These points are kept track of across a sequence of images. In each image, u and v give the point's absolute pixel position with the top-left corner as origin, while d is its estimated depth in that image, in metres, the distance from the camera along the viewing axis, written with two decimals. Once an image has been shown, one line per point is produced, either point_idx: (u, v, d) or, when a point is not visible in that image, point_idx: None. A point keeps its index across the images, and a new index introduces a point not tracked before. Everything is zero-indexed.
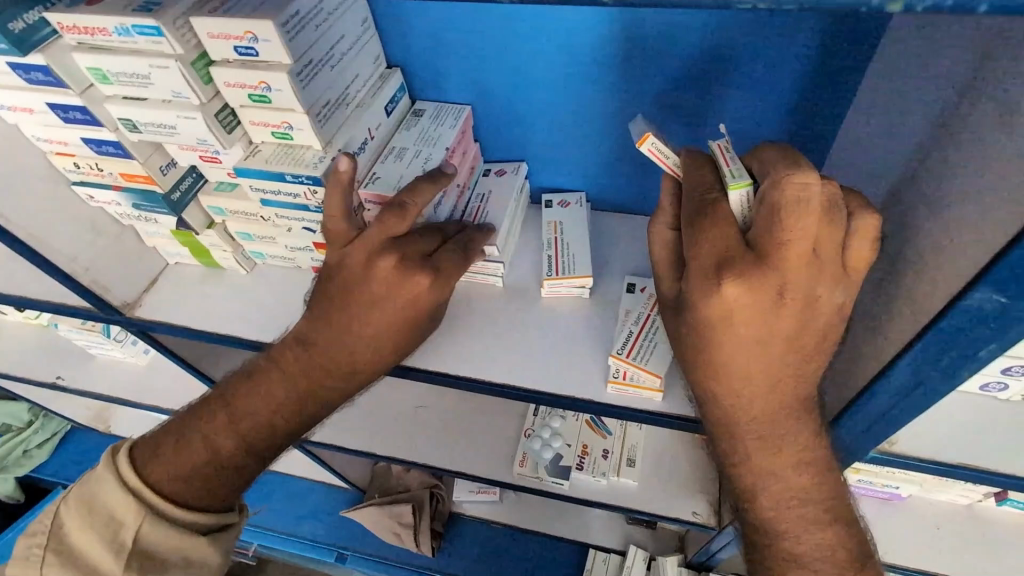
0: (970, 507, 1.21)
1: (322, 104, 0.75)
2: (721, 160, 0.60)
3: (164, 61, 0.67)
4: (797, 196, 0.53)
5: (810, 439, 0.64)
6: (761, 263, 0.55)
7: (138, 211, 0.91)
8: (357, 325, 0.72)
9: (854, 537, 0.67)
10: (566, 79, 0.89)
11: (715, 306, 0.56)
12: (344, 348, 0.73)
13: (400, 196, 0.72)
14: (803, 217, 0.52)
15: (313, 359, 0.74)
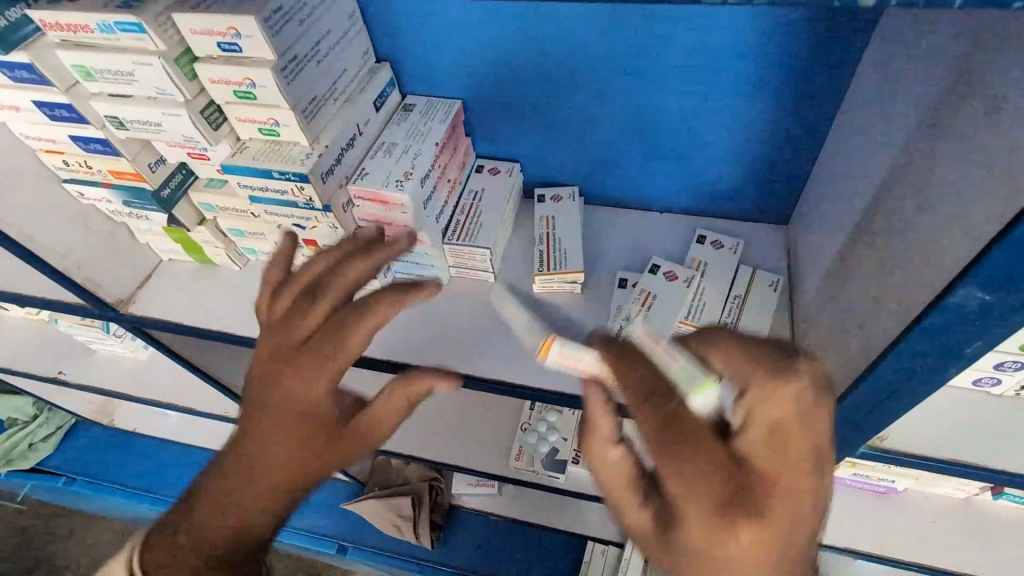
0: (968, 500, 1.21)
1: (309, 100, 0.75)
2: (663, 358, 0.54)
3: (146, 58, 0.66)
4: (772, 382, 0.43)
5: None
6: (760, 497, 0.41)
7: (129, 208, 0.91)
8: (295, 395, 0.54)
9: None
10: (557, 71, 0.88)
11: (724, 561, 0.41)
12: (294, 416, 0.54)
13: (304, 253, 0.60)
14: (790, 402, 0.42)
15: (256, 461, 0.54)
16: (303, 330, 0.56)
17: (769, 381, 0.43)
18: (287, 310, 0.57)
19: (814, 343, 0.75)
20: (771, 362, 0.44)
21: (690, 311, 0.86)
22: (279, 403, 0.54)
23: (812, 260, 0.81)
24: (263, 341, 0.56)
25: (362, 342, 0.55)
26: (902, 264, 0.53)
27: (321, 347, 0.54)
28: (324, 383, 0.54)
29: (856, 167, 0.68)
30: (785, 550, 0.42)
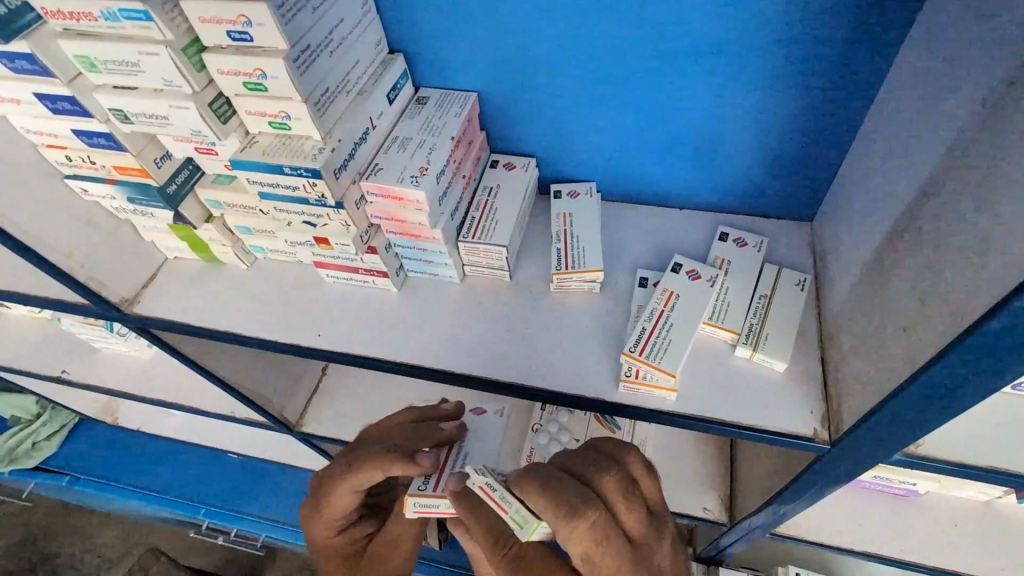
0: (990, 503, 1.18)
1: (322, 93, 0.72)
2: (497, 506, 0.70)
3: (153, 47, 0.64)
4: (583, 499, 0.62)
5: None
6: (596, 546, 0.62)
7: (133, 205, 0.88)
8: (335, 506, 0.81)
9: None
10: (576, 63, 0.85)
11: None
12: (337, 514, 0.82)
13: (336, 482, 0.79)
14: (597, 520, 0.62)
15: (324, 512, 0.82)
16: (326, 475, 0.82)
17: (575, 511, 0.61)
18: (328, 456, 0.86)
19: (846, 345, 0.72)
20: (576, 498, 0.62)
21: (714, 311, 0.84)
22: (323, 509, 0.82)
23: (841, 258, 0.79)
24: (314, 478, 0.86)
25: (345, 496, 0.79)
26: (955, 264, 0.51)
27: (338, 493, 0.79)
28: (337, 497, 0.79)
29: (894, 162, 0.65)
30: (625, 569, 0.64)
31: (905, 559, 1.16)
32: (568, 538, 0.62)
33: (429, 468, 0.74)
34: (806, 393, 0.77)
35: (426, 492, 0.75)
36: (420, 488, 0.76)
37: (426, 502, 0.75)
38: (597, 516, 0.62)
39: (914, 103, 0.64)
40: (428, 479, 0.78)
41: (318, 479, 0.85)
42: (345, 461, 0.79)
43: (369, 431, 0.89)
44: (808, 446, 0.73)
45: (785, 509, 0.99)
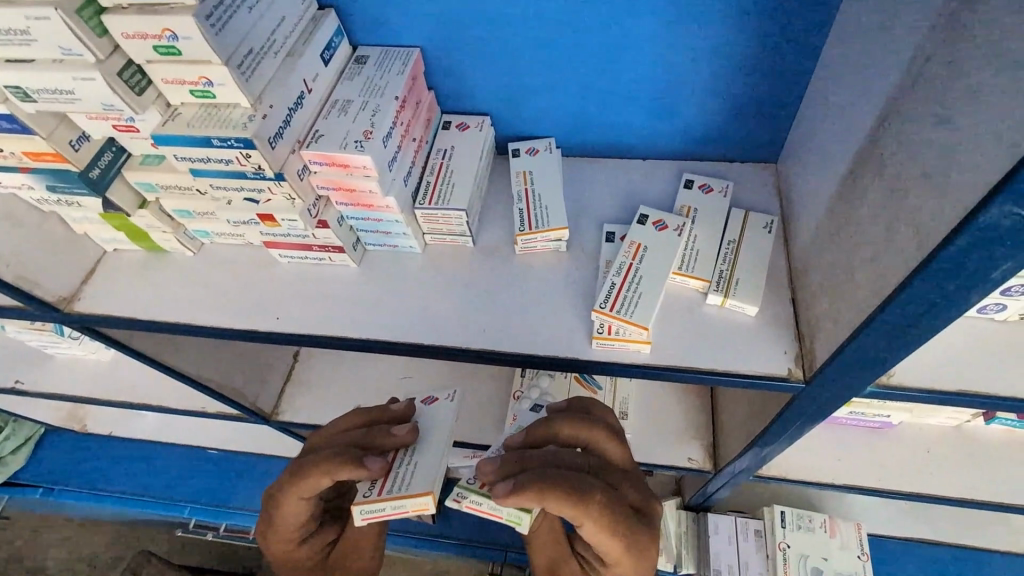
0: (959, 428, 1.22)
1: (244, 54, 0.65)
2: (491, 514, 0.72)
3: (41, 10, 0.56)
4: (584, 487, 0.65)
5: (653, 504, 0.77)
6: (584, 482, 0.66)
7: (55, 194, 0.81)
8: (287, 515, 0.78)
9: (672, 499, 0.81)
10: (521, 8, 0.80)
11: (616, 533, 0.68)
12: (291, 526, 0.79)
13: (287, 492, 0.75)
14: (601, 500, 0.65)
15: (278, 525, 0.79)
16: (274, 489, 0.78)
17: (586, 498, 0.64)
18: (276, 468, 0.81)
19: (815, 283, 0.71)
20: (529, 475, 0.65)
21: (684, 260, 0.81)
22: (279, 521, 0.79)
23: (806, 196, 0.77)
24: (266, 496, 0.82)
25: (301, 504, 0.76)
26: (918, 187, 0.48)
27: (292, 504, 0.76)
28: (289, 505, 0.76)
29: (852, 89, 0.63)
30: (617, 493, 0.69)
31: (882, 488, 1.20)
32: (584, 518, 0.65)
33: (379, 473, 0.71)
34: (779, 334, 0.76)
35: (370, 498, 0.69)
36: (363, 495, 0.70)
37: (374, 509, 0.69)
38: (601, 496, 0.66)
39: (867, 23, 0.61)
40: (373, 484, 0.72)
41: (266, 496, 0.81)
42: (291, 470, 0.75)
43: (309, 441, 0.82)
44: (784, 387, 0.73)
45: (766, 451, 1.00)
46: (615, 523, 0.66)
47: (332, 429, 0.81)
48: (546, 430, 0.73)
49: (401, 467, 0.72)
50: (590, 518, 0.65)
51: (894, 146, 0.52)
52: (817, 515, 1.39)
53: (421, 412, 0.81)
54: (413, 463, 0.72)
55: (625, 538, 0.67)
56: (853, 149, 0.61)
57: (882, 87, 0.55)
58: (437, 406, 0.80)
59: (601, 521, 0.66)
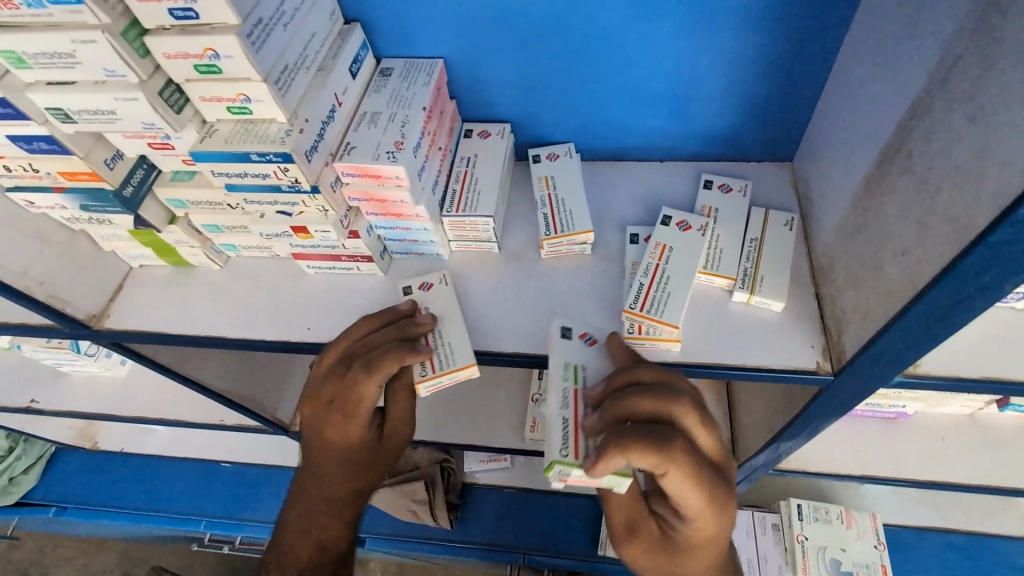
0: (972, 416, 1.24)
1: (280, 70, 0.67)
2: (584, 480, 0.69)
3: (88, 33, 0.57)
4: (663, 432, 0.64)
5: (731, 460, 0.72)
6: (665, 435, 0.64)
7: (87, 213, 0.82)
8: (341, 421, 0.79)
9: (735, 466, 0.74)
10: (543, 17, 0.82)
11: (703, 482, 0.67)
12: (345, 435, 0.81)
13: (347, 401, 0.77)
14: (682, 446, 0.64)
15: (334, 435, 0.81)
16: (335, 387, 0.78)
17: (668, 446, 0.63)
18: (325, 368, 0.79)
19: (841, 278, 0.73)
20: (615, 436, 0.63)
21: (709, 260, 0.83)
22: (337, 415, 0.79)
23: (827, 193, 0.79)
24: (315, 395, 0.80)
25: (375, 398, 0.77)
26: (951, 182, 0.50)
27: (365, 397, 0.76)
28: (361, 399, 0.76)
29: (875, 89, 0.65)
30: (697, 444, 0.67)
31: (900, 477, 1.22)
32: (666, 469, 0.64)
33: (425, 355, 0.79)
34: (805, 329, 0.78)
35: (429, 375, 0.79)
36: (420, 374, 0.79)
37: (432, 382, 0.80)
38: (682, 444, 0.64)
39: (886, 27, 0.63)
40: (422, 365, 0.80)
41: (319, 393, 0.79)
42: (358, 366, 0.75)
43: (347, 340, 0.80)
44: (813, 380, 0.75)
45: (788, 446, 1.01)
46: (694, 471, 0.65)
47: (347, 339, 0.79)
48: (629, 375, 0.70)
49: (438, 347, 0.81)
50: (671, 469, 0.64)
51: (923, 143, 0.54)
52: (833, 506, 1.41)
53: (417, 296, 0.87)
54: (444, 341, 0.81)
55: (706, 482, 0.66)
56: (877, 148, 0.63)
57: (907, 87, 0.57)
58: (436, 288, 0.87)
59: (682, 471, 0.64)
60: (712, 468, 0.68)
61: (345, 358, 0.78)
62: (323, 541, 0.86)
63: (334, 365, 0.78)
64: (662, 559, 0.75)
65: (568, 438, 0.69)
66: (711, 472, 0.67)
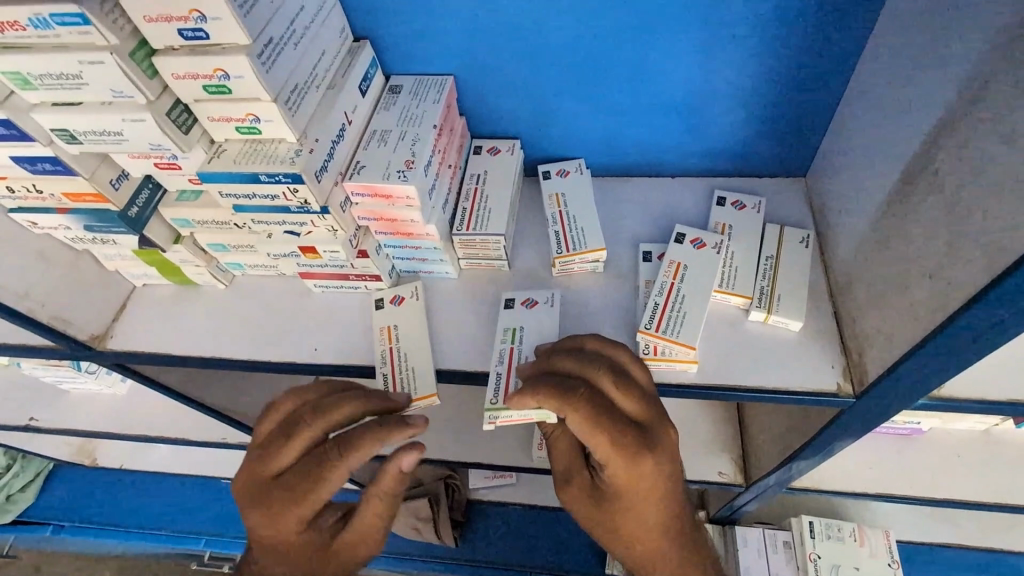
0: (988, 432, 1.22)
1: (291, 89, 0.66)
2: (515, 420, 0.74)
3: (96, 55, 0.56)
4: (571, 385, 0.67)
5: (665, 440, 0.70)
6: (571, 389, 0.67)
7: (92, 233, 0.80)
8: (294, 507, 0.70)
9: (673, 450, 0.71)
10: (554, 34, 0.81)
11: (613, 441, 0.66)
12: (298, 519, 0.71)
13: (307, 485, 0.69)
14: (586, 400, 0.66)
15: (286, 520, 0.71)
16: (292, 472, 0.70)
17: (569, 396, 0.66)
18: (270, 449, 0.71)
19: (861, 298, 0.71)
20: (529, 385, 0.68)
21: (724, 278, 0.82)
22: (293, 509, 0.70)
23: (845, 210, 0.77)
24: (256, 485, 0.72)
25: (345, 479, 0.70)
26: (985, 204, 0.48)
27: (332, 485, 0.69)
28: (326, 486, 0.69)
29: (895, 106, 0.64)
30: (611, 407, 0.68)
31: (916, 495, 1.19)
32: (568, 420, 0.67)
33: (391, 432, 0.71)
34: (823, 349, 0.76)
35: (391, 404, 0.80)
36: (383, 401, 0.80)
37: None
38: (586, 397, 0.67)
39: (907, 44, 0.62)
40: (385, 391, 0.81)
41: (261, 483, 0.71)
42: (328, 447, 0.69)
43: (298, 407, 0.73)
44: (834, 402, 0.73)
45: (803, 465, 0.99)
46: (600, 425, 0.66)
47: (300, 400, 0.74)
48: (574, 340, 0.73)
49: (401, 371, 0.81)
50: (573, 420, 0.66)
51: (951, 163, 0.53)
52: (846, 523, 1.39)
53: (389, 311, 0.86)
54: (410, 364, 0.81)
55: (614, 438, 0.66)
56: (900, 167, 0.62)
57: (933, 106, 0.56)
58: (407, 304, 0.86)
59: (583, 425, 0.66)
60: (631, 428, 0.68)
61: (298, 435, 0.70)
62: None
63: (283, 444, 0.71)
64: (596, 512, 0.76)
65: (499, 378, 0.77)
66: (624, 430, 0.67)
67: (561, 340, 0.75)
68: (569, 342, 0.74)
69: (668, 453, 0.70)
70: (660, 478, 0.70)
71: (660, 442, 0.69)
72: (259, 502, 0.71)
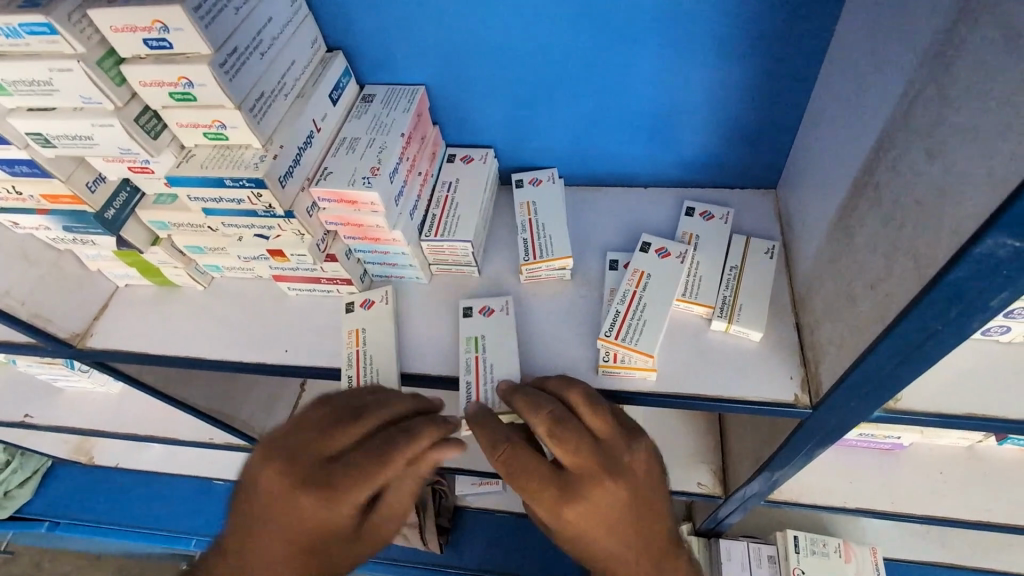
0: (971, 448, 1.20)
1: (256, 98, 0.68)
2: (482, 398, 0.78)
3: (65, 63, 0.58)
4: (500, 432, 0.70)
5: (595, 498, 0.65)
6: (499, 438, 0.69)
7: (71, 234, 0.83)
8: (351, 486, 0.67)
9: (609, 510, 0.65)
10: (521, 45, 0.83)
11: (528, 491, 0.66)
12: (350, 497, 0.67)
13: (366, 460, 0.68)
14: (507, 450, 0.68)
15: (336, 495, 0.67)
16: (352, 457, 0.69)
17: (493, 443, 0.69)
18: (329, 427, 0.71)
19: (818, 308, 0.72)
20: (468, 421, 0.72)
21: (688, 287, 0.82)
22: (348, 490, 0.67)
23: (806, 222, 0.78)
24: (301, 474, 0.68)
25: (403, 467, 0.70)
26: (914, 216, 0.49)
27: (389, 477, 0.68)
28: (384, 473, 0.68)
29: (845, 119, 0.64)
30: (529, 460, 0.67)
31: (897, 511, 1.18)
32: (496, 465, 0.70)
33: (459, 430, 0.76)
34: (783, 360, 0.76)
35: None
36: None
37: None
38: (507, 447, 0.68)
39: (855, 58, 0.63)
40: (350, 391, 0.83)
41: (307, 471, 0.68)
42: (394, 434, 0.70)
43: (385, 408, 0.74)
44: (791, 413, 0.73)
45: (774, 476, 0.99)
46: (512, 474, 0.67)
47: (392, 404, 0.74)
48: (539, 382, 0.75)
49: (367, 373, 0.82)
50: (491, 461, 0.69)
51: (888, 174, 0.53)
52: (831, 539, 1.37)
53: (358, 314, 0.88)
54: (375, 367, 0.83)
55: (526, 488, 0.66)
56: (848, 180, 0.63)
57: (874, 120, 0.57)
58: (375, 308, 0.87)
59: (502, 472, 0.68)
60: (553, 479, 0.66)
61: (383, 433, 0.71)
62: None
63: (344, 425, 0.71)
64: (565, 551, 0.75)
65: (468, 387, 0.79)
66: (540, 480, 0.66)
67: (541, 378, 0.75)
68: (541, 383, 0.74)
69: (597, 513, 0.65)
70: (591, 533, 0.66)
71: (590, 501, 0.65)
72: (311, 472, 0.68)
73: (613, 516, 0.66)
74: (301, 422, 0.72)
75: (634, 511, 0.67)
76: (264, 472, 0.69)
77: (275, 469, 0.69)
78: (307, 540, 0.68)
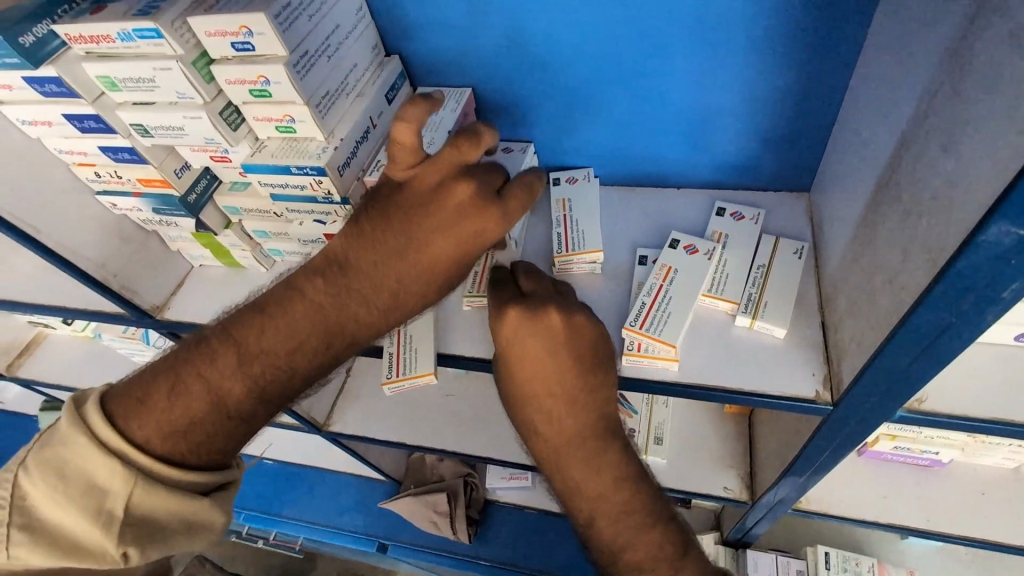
0: (1017, 470, 1.16)
1: (322, 95, 0.76)
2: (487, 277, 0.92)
3: (165, 63, 0.68)
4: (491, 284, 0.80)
5: (532, 310, 0.69)
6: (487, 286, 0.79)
7: (158, 216, 0.93)
8: (410, 198, 0.68)
9: (548, 335, 0.68)
10: (563, 49, 0.88)
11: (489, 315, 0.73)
12: (417, 203, 0.68)
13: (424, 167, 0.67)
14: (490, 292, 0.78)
15: (394, 212, 0.68)
16: (406, 194, 0.68)
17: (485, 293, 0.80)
18: (461, 207, 0.67)
19: (842, 307, 0.73)
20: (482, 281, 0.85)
21: (714, 283, 0.85)
22: (395, 212, 0.68)
23: (835, 222, 0.79)
24: (448, 168, 0.67)
25: (447, 183, 0.67)
26: (930, 209, 0.51)
27: (445, 183, 0.67)
28: (442, 206, 0.67)
29: (872, 122, 0.66)
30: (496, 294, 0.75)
31: (934, 530, 1.14)
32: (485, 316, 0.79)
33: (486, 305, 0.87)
34: (807, 357, 0.78)
35: (392, 379, 0.91)
36: (387, 376, 0.92)
37: (396, 384, 0.92)
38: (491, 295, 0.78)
39: (883, 62, 0.65)
40: (391, 367, 0.93)
41: (473, 161, 0.69)
42: (447, 183, 0.67)
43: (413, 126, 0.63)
44: (812, 409, 0.74)
45: (802, 481, 0.99)
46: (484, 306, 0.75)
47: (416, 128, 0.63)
48: None
49: (406, 351, 0.92)
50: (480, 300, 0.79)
51: (908, 172, 0.55)
52: (865, 558, 1.33)
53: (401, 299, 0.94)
54: (414, 346, 0.92)
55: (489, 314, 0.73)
56: (872, 180, 0.65)
57: (897, 121, 0.59)
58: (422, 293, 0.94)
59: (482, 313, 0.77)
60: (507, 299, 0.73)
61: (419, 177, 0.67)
62: (191, 398, 0.63)
63: (405, 206, 0.68)
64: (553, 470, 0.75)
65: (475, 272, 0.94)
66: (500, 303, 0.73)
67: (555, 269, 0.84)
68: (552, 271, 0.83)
69: (532, 325, 0.68)
70: (532, 358, 0.68)
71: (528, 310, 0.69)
72: (342, 271, 0.68)
73: (551, 347, 0.68)
74: (436, 158, 0.67)
75: (569, 356, 0.68)
76: (392, 159, 0.67)
77: (413, 126, 0.63)
78: (337, 325, 0.68)
